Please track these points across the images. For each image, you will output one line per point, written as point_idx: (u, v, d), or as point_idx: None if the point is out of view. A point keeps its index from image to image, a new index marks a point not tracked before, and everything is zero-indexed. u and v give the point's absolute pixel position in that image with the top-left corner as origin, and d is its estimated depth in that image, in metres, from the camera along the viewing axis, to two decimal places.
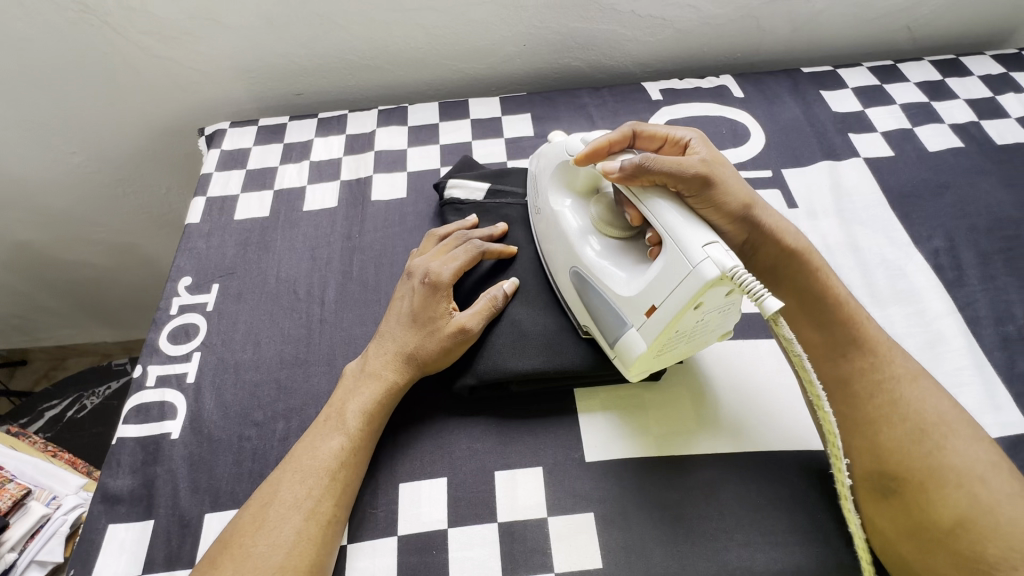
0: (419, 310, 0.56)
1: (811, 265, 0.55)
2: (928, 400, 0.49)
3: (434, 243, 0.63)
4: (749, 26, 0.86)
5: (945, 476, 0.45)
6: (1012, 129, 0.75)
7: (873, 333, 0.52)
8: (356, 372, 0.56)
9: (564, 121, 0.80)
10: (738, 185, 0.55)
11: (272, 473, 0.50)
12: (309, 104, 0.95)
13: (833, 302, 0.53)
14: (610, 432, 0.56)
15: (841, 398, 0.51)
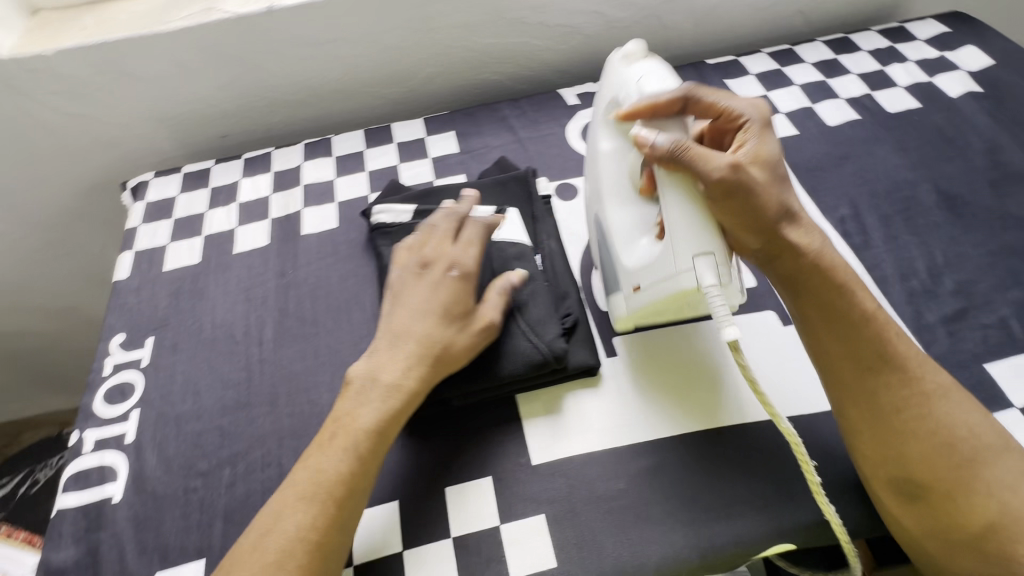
0: (446, 306, 0.55)
1: (839, 277, 0.50)
2: (960, 414, 0.48)
3: (450, 226, 0.60)
4: (654, 26, 0.90)
5: (975, 486, 0.45)
6: (901, 96, 0.80)
7: (910, 349, 0.50)
8: (366, 377, 0.53)
9: (486, 134, 0.82)
10: (776, 193, 0.50)
11: (269, 503, 0.48)
12: (236, 144, 0.94)
13: (864, 315, 0.49)
14: (553, 431, 0.57)
15: (868, 408, 0.48)
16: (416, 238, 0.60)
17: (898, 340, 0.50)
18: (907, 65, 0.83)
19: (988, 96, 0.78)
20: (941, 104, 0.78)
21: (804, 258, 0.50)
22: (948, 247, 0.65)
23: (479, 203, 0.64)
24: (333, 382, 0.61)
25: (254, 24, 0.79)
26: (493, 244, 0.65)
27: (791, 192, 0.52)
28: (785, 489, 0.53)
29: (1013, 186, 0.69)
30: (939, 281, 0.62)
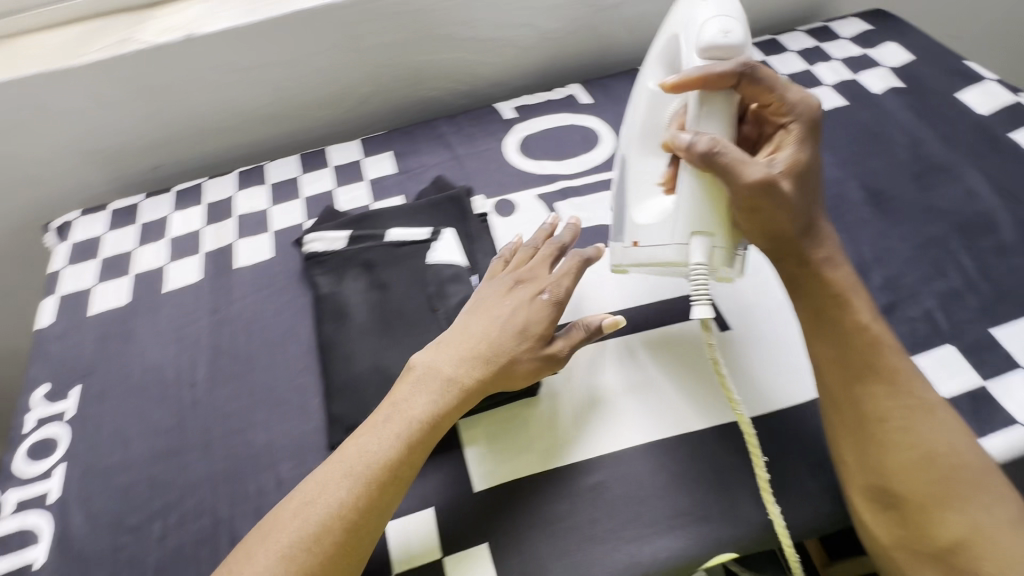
0: (524, 326, 0.56)
1: (836, 287, 0.50)
2: (942, 430, 0.46)
3: (551, 251, 0.61)
4: (588, 35, 0.91)
5: (948, 500, 0.44)
6: (828, 95, 0.82)
7: (906, 367, 0.49)
8: (428, 368, 0.54)
9: (423, 153, 0.81)
10: (804, 206, 0.51)
11: (313, 474, 0.50)
12: (169, 177, 0.90)
13: (860, 326, 0.49)
14: (497, 454, 0.56)
15: (851, 417, 0.47)
16: (509, 251, 0.63)
17: (891, 355, 0.49)
18: (833, 64, 0.85)
19: (909, 91, 0.80)
20: (865, 101, 0.80)
21: (808, 268, 0.51)
22: (876, 242, 0.66)
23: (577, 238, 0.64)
24: (269, 420, 0.59)
25: (174, 52, 0.77)
26: (428, 267, 0.64)
27: (815, 196, 0.52)
28: (726, 495, 0.52)
29: (936, 178, 0.70)
30: (867, 277, 0.64)
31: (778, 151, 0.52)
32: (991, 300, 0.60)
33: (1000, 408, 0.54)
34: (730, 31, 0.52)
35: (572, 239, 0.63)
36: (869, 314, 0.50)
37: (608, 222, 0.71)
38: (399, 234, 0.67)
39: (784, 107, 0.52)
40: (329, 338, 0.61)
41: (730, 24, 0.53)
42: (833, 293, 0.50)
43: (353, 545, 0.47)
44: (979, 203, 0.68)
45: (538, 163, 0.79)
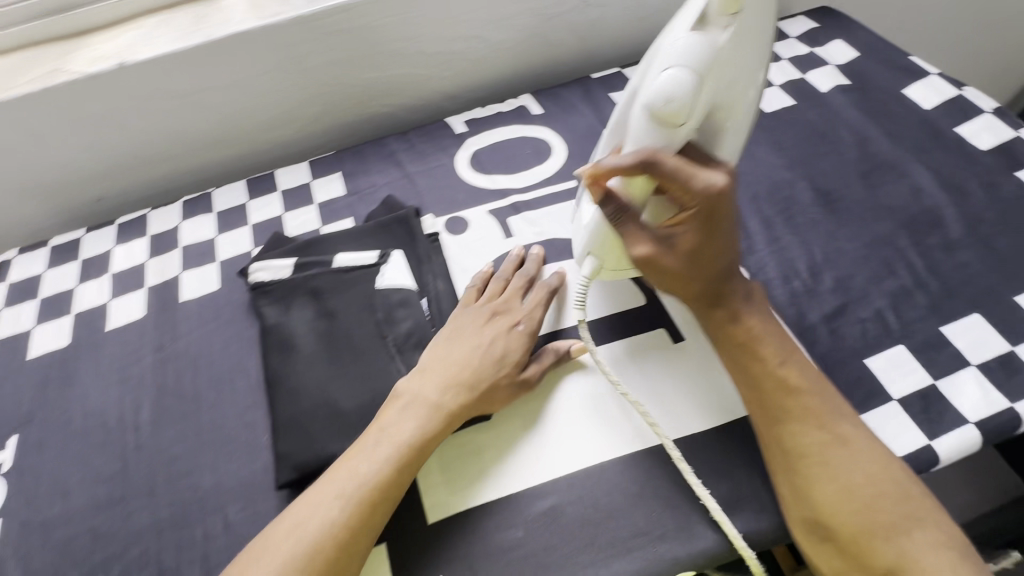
0: (502, 355, 0.55)
1: (745, 335, 0.51)
2: (862, 461, 0.46)
3: (520, 281, 0.62)
4: (538, 45, 0.90)
5: (877, 529, 0.44)
6: (777, 95, 0.82)
7: (823, 401, 0.49)
8: (414, 393, 0.53)
9: (374, 173, 0.80)
10: (705, 281, 0.52)
11: (305, 493, 0.48)
12: (115, 208, 0.88)
13: (772, 370, 0.50)
14: (449, 483, 0.54)
15: (778, 454, 0.48)
16: (480, 279, 0.62)
17: (803, 393, 0.49)
18: (782, 64, 0.85)
19: (856, 89, 0.80)
20: (814, 101, 0.80)
21: (713, 325, 0.53)
22: (826, 243, 0.66)
23: (541, 266, 0.65)
24: (216, 461, 0.57)
25: (106, 82, 0.74)
26: (377, 291, 0.63)
27: (720, 266, 0.52)
28: (682, 512, 0.51)
29: (883, 176, 0.71)
30: (818, 279, 0.64)
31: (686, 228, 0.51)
32: (940, 296, 0.61)
33: (950, 407, 0.54)
34: (674, 102, 0.47)
35: (538, 267, 0.64)
36: (784, 356, 0.50)
37: (561, 235, 0.70)
38: (347, 260, 0.66)
39: (690, 197, 0.48)
40: (275, 372, 0.59)
41: (682, 90, 0.46)
42: (745, 341, 0.51)
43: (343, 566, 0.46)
44: (926, 200, 0.68)
45: (489, 178, 0.77)
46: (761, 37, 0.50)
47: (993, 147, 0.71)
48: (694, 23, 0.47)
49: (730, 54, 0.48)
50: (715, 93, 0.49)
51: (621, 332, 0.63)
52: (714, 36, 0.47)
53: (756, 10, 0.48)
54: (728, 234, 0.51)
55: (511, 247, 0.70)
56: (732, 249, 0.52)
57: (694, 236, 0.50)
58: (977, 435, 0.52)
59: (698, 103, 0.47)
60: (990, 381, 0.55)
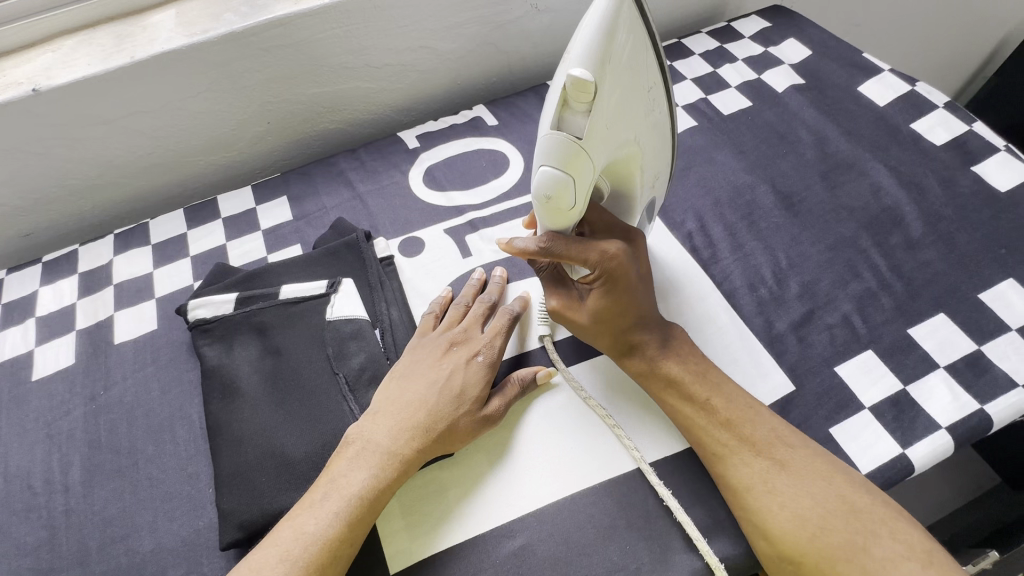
0: (460, 390, 0.52)
1: (667, 377, 0.53)
2: (808, 483, 0.46)
3: (482, 307, 0.59)
4: (489, 53, 0.86)
5: (836, 553, 0.43)
6: (734, 97, 0.80)
7: (756, 429, 0.50)
8: (365, 441, 0.50)
9: (323, 194, 0.75)
10: (613, 333, 0.55)
11: (248, 561, 0.45)
12: (46, 242, 0.82)
13: (700, 409, 0.51)
14: (410, 528, 0.51)
15: (728, 490, 0.48)
16: (439, 306, 0.59)
17: (744, 424, 0.50)
18: (737, 65, 0.84)
19: (811, 88, 0.80)
20: (771, 102, 0.79)
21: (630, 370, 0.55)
22: (791, 248, 0.65)
23: (502, 293, 0.62)
24: (155, 521, 0.53)
25: (20, 110, 0.68)
26: (327, 324, 0.59)
27: (630, 320, 0.55)
28: (661, 543, 0.49)
29: (843, 175, 0.70)
30: (784, 286, 0.62)
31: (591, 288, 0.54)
32: (905, 298, 0.60)
33: (922, 411, 0.53)
34: (553, 197, 0.48)
35: (501, 292, 0.62)
36: (708, 392, 0.52)
37: None
38: (293, 291, 0.61)
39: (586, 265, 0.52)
40: (217, 419, 0.55)
41: (558, 186, 0.47)
42: (668, 381, 0.53)
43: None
44: (885, 199, 0.67)
45: (444, 195, 0.74)
46: (637, 92, 0.46)
47: (947, 143, 0.71)
48: (558, 114, 0.45)
49: (601, 134, 0.45)
50: (598, 168, 0.47)
51: (586, 354, 0.60)
52: (578, 125, 0.44)
53: (619, 77, 0.43)
54: (632, 292, 0.54)
55: (469, 268, 0.67)
56: (640, 301, 0.55)
57: (598, 297, 0.54)
58: (950, 441, 0.51)
59: (579, 190, 0.47)
60: (959, 383, 0.54)
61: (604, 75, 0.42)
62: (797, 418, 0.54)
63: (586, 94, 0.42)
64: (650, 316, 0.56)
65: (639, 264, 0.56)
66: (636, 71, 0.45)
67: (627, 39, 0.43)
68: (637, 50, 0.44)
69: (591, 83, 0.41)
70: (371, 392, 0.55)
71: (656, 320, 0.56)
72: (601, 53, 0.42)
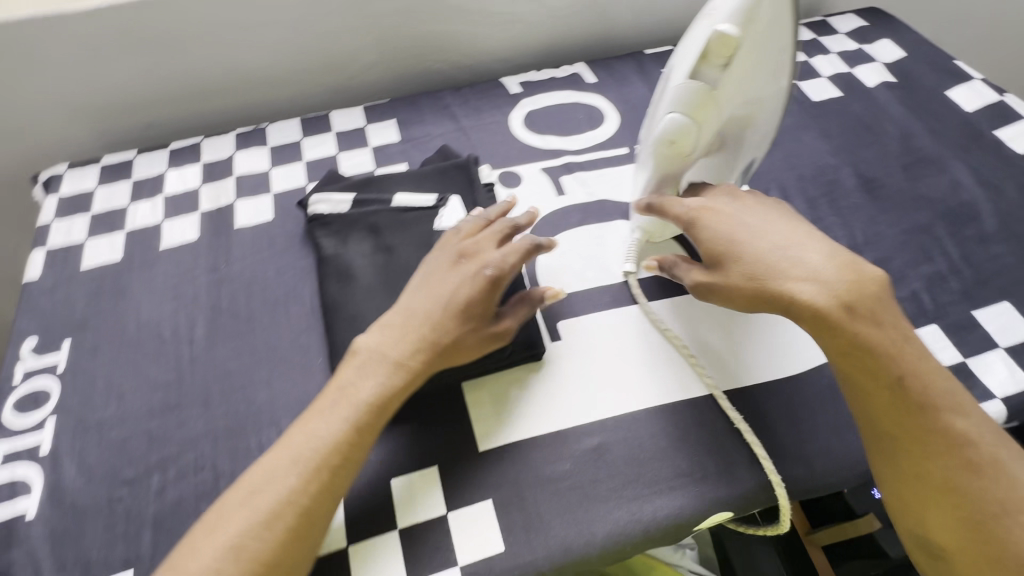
0: (465, 305, 0.52)
1: (863, 351, 0.46)
2: (993, 487, 0.44)
3: (502, 228, 0.58)
4: (593, 15, 0.91)
5: (1002, 558, 0.42)
6: (824, 86, 0.84)
7: (952, 421, 0.45)
8: (375, 351, 0.51)
9: (428, 123, 0.81)
10: (766, 280, 0.48)
11: (263, 461, 0.47)
12: (162, 135, 0.88)
13: (886, 390, 0.46)
14: (499, 417, 0.56)
15: (902, 479, 0.46)
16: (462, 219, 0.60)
17: (938, 413, 0.45)
18: (830, 57, 0.88)
19: (901, 86, 0.83)
20: (859, 95, 0.83)
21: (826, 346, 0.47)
22: (868, 226, 0.69)
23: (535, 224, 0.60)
24: (270, 379, 0.59)
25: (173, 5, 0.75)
26: (435, 233, 0.64)
27: (771, 262, 0.48)
28: (728, 458, 0.54)
29: (923, 169, 0.74)
30: (859, 258, 0.66)
31: (724, 233, 0.51)
32: (973, 283, 0.64)
33: (978, 382, 0.57)
34: (675, 142, 0.50)
35: (528, 223, 0.59)
36: (905, 370, 0.46)
37: (612, 197, 0.72)
38: (405, 200, 0.67)
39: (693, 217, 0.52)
40: (333, 299, 0.61)
41: (682, 131, 0.49)
42: (845, 344, 0.46)
43: (312, 529, 0.45)
44: (963, 194, 0.71)
45: (542, 138, 0.79)
46: (773, 54, 0.47)
47: None
48: (694, 66, 0.47)
49: (732, 87, 0.48)
50: (721, 121, 0.50)
51: (667, 293, 0.64)
52: (713, 77, 0.47)
53: (762, 36, 0.46)
54: (762, 233, 0.50)
55: (563, 205, 0.72)
56: (783, 240, 0.50)
57: (721, 245, 0.50)
58: (1002, 409, 0.56)
59: (700, 138, 0.50)
60: (1016, 363, 0.58)
61: (749, 31, 0.45)
62: None
63: (728, 50, 0.45)
64: (808, 259, 0.48)
65: (738, 204, 0.53)
66: (779, 32, 0.47)
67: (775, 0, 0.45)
68: (782, 11, 0.45)
69: (735, 37, 0.44)
70: None
71: (824, 261, 0.48)
72: (749, 9, 0.44)
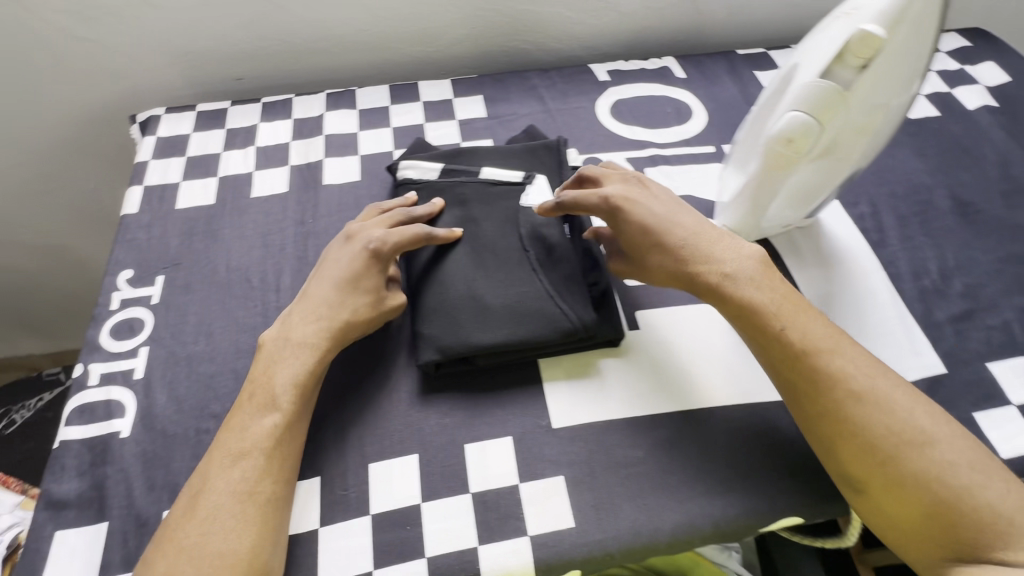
0: (355, 278, 0.56)
1: (751, 307, 0.52)
2: (886, 413, 0.48)
3: (396, 219, 0.61)
4: (688, 10, 0.90)
5: (906, 479, 0.46)
6: (922, 104, 0.82)
7: (836, 361, 0.50)
8: (279, 338, 0.53)
9: (515, 102, 0.81)
10: (668, 257, 0.55)
11: (201, 467, 0.48)
12: (250, 89, 0.90)
13: (776, 341, 0.51)
14: (574, 397, 0.57)
15: (810, 428, 0.50)
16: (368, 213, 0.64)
17: (817, 355, 0.50)
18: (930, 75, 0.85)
19: (1004, 112, 0.80)
20: (959, 116, 0.80)
21: (727, 305, 0.53)
22: (961, 251, 0.67)
23: (440, 214, 0.64)
24: None
25: None
26: (520, 209, 0.64)
27: (668, 238, 0.56)
28: (802, 465, 0.53)
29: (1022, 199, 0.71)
30: (948, 282, 0.65)
31: (629, 210, 0.57)
32: None
33: None
34: (794, 141, 0.50)
35: (429, 215, 0.63)
36: (784, 321, 0.51)
37: (697, 193, 0.71)
38: (493, 173, 0.66)
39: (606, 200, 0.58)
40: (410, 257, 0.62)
41: (804, 131, 0.49)
42: (739, 308, 0.52)
43: (264, 514, 0.46)
44: None
45: (629, 128, 0.78)
46: (914, 60, 0.47)
47: None
48: (827, 65, 0.47)
49: (865, 92, 0.47)
50: (846, 127, 0.49)
51: None
52: (846, 79, 0.47)
53: (906, 42, 0.45)
54: (668, 218, 0.57)
55: None
56: (684, 217, 0.57)
57: (627, 227, 0.57)
58: None
59: (821, 140, 0.50)
60: None
61: (894, 33, 0.44)
62: (944, 397, 0.57)
63: (869, 51, 0.44)
64: (709, 243, 0.55)
65: (643, 190, 0.59)
66: (922, 40, 0.46)
67: (924, 6, 0.44)
68: (928, 17, 0.45)
69: (880, 37, 0.44)
70: (556, 272, 0.59)
71: (727, 247, 0.55)
72: (897, 12, 0.44)
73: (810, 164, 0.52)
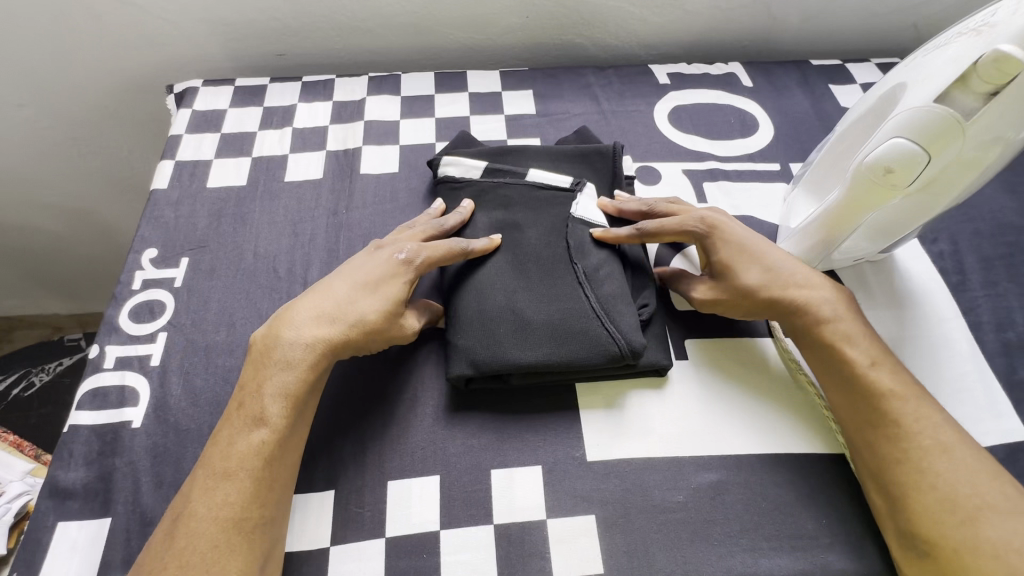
0: (377, 287, 0.51)
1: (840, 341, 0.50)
2: (967, 472, 0.44)
3: (427, 231, 0.57)
4: (761, 13, 0.83)
5: (978, 547, 0.41)
6: None
7: (916, 408, 0.47)
8: (266, 343, 0.49)
9: (567, 100, 0.76)
10: (766, 277, 0.52)
11: (188, 484, 0.45)
12: (292, 67, 0.87)
13: (860, 378, 0.48)
14: (610, 430, 0.52)
15: (880, 478, 0.46)
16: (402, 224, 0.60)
17: (895, 399, 0.47)
18: None
19: None
20: None
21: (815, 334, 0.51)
22: None
23: (472, 218, 0.60)
24: None
25: None
26: (571, 219, 0.59)
27: (769, 263, 0.53)
28: (860, 531, 0.48)
29: None
30: None
31: (722, 229, 0.55)
32: None
33: None
34: (892, 171, 0.44)
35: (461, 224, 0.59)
36: (869, 359, 0.49)
37: (759, 214, 0.66)
38: (541, 176, 0.62)
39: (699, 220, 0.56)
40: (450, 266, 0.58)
41: (907, 160, 0.43)
42: (824, 339, 0.50)
43: (250, 541, 0.42)
44: None
45: (687, 137, 0.73)
46: None
47: None
48: (946, 89, 0.42)
49: (988, 123, 0.41)
50: (956, 161, 0.43)
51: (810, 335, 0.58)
52: (967, 106, 0.41)
53: None
54: (760, 245, 0.54)
55: None
56: (773, 248, 0.55)
57: (718, 248, 0.54)
58: None
59: (924, 174, 0.44)
60: None
61: None
62: None
63: (1003, 76, 0.39)
64: (802, 275, 0.53)
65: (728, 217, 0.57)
66: None
67: None
68: None
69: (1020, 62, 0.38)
70: (603, 289, 0.55)
71: (815, 282, 0.53)
72: None
73: (903, 200, 0.47)
